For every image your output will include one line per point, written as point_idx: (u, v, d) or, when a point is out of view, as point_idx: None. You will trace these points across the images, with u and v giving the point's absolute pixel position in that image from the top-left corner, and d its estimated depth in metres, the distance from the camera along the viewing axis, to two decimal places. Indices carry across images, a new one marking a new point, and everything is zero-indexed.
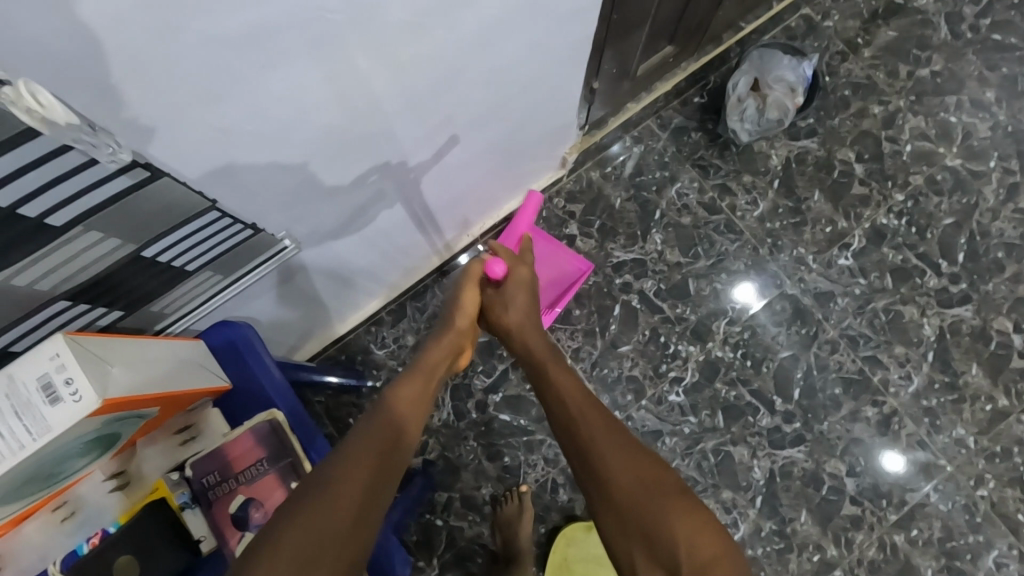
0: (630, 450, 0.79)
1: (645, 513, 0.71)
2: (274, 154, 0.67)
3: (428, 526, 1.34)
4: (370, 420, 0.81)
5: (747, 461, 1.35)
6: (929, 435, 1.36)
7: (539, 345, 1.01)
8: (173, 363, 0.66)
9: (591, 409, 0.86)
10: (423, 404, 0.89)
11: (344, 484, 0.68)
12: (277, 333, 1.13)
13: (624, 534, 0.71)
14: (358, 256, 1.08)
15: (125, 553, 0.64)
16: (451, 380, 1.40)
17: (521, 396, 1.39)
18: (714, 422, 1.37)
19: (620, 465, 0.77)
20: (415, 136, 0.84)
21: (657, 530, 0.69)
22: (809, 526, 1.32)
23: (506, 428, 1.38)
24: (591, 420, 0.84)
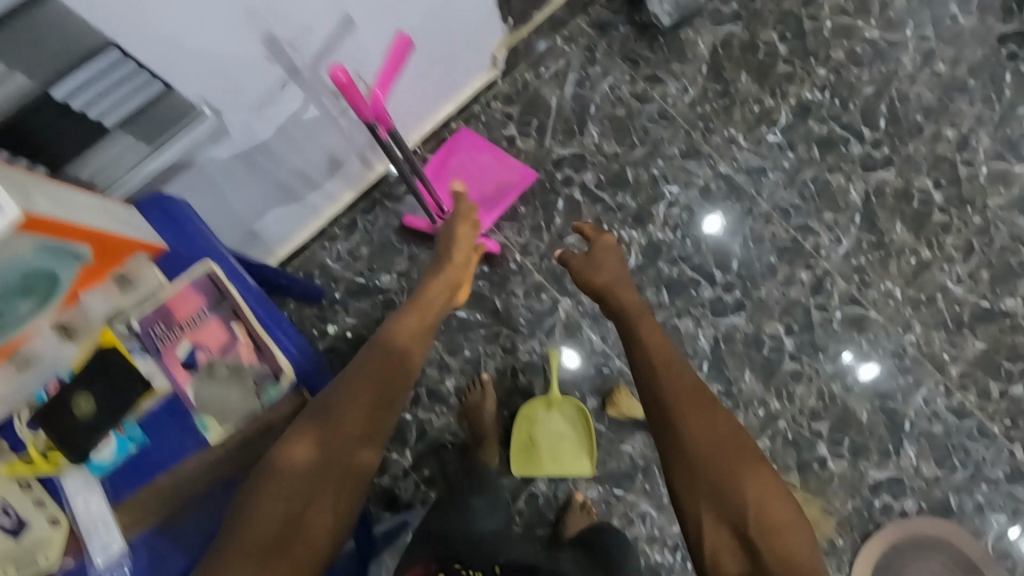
0: (710, 410, 0.94)
1: (718, 472, 0.87)
2: (184, 16, 0.74)
3: (399, 421, 1.42)
4: (371, 352, 0.87)
5: (692, 331, 1.44)
6: (859, 290, 1.45)
7: (622, 298, 1.16)
8: (107, 213, 0.72)
9: (671, 367, 1.01)
10: (420, 335, 0.93)
11: (346, 423, 0.77)
12: (234, 234, 1.20)
13: (692, 488, 0.87)
14: (299, 154, 1.13)
15: (82, 389, 0.71)
16: (407, 285, 1.46)
17: (476, 292, 1.46)
18: (660, 298, 1.45)
19: (693, 421, 0.93)
20: (329, 12, 0.90)
21: (730, 491, 0.85)
22: (753, 384, 1.42)
23: (464, 323, 1.45)
24: (669, 372, 1.00)
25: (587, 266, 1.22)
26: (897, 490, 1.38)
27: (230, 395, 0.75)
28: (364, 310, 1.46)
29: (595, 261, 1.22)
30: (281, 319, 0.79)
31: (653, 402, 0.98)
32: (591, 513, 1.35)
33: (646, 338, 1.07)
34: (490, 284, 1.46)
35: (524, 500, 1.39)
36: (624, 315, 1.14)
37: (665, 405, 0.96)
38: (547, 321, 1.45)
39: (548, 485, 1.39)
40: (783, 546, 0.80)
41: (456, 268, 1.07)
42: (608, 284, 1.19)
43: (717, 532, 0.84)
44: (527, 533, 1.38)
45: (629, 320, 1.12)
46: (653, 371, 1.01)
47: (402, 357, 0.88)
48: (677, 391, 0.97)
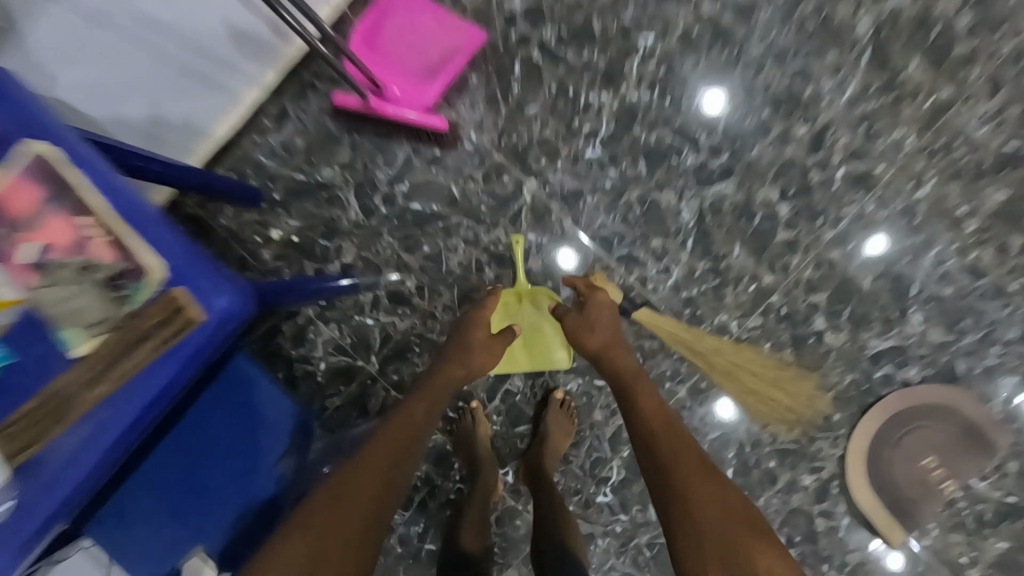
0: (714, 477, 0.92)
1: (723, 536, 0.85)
2: None
3: (361, 327, 1.33)
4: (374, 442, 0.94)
5: (675, 205, 1.28)
6: (865, 143, 1.26)
7: (607, 362, 1.10)
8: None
9: (669, 434, 0.99)
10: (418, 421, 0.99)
11: (342, 523, 0.82)
12: (125, 124, 1.04)
13: (699, 559, 0.84)
14: (175, 20, 0.96)
15: None
16: (352, 178, 1.31)
17: (429, 181, 1.30)
18: (637, 170, 1.28)
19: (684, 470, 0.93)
20: None
21: (737, 561, 0.82)
22: (743, 259, 1.28)
23: (420, 217, 1.31)
24: (665, 439, 0.98)
25: (584, 326, 1.12)
26: (900, 359, 1.28)
27: (83, 299, 0.66)
28: (308, 210, 1.32)
29: (591, 322, 1.12)
30: (156, 219, 0.67)
31: (652, 470, 0.97)
32: (570, 408, 1.29)
33: (639, 405, 1.04)
34: (444, 170, 1.30)
35: (500, 398, 1.32)
36: (624, 381, 1.08)
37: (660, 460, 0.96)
38: (512, 207, 1.30)
39: (525, 382, 1.32)
40: None
41: (466, 334, 1.11)
42: (599, 349, 1.11)
43: None
44: (506, 430, 1.33)
45: (623, 388, 1.07)
46: (651, 445, 0.98)
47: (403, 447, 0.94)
48: (676, 455, 0.96)
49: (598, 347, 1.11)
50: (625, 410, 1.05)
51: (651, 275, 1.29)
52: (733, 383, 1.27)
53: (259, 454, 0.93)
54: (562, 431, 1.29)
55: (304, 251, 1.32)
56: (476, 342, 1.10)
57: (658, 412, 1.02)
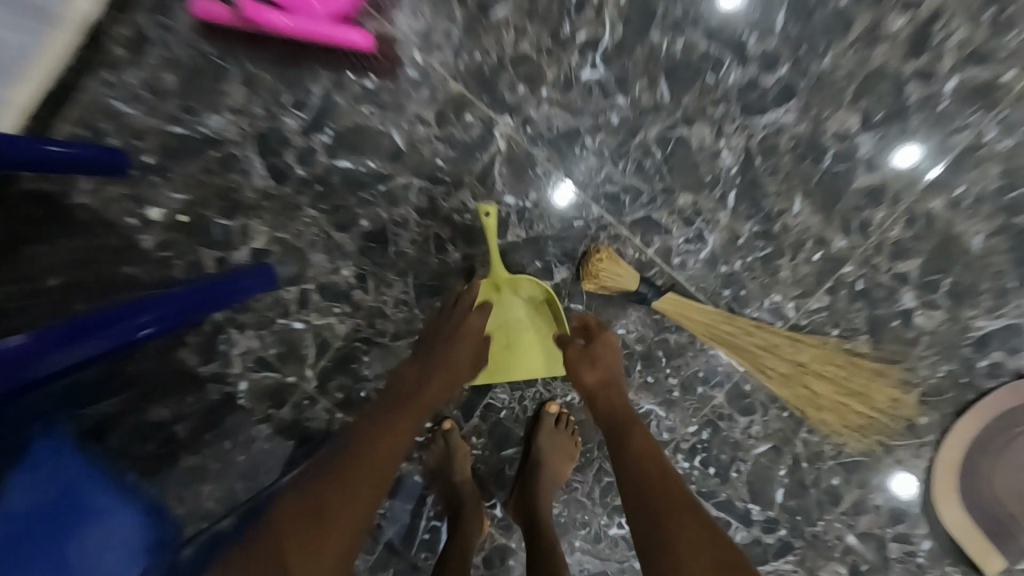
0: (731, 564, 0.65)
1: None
2: None
3: (288, 333, 0.99)
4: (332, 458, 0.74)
5: (710, 145, 0.90)
6: (992, 38, 0.86)
7: (603, 396, 0.85)
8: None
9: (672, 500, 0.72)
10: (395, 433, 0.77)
11: None
12: None
13: None
14: None
15: None
16: (252, 128, 0.92)
17: (361, 127, 0.92)
18: (656, 97, 0.89)
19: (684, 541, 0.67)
20: None
21: None
22: (806, 217, 0.92)
23: (353, 180, 0.93)
24: (667, 497, 0.72)
25: (585, 358, 0.87)
26: (1015, 343, 0.94)
27: None
28: (196, 178, 0.94)
29: (592, 356, 0.87)
30: None
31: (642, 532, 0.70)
32: (570, 425, 1.00)
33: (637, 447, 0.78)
34: (381, 110, 0.91)
35: (479, 416, 1.01)
36: (616, 425, 0.82)
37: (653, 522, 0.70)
38: (480, 158, 0.92)
39: (511, 394, 1.00)
40: None
41: (436, 351, 0.86)
42: (596, 387, 0.85)
43: None
44: (489, 455, 1.02)
45: (620, 429, 0.81)
46: (647, 504, 0.72)
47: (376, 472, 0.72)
48: (674, 525, 0.69)
49: (594, 382, 0.85)
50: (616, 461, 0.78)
51: (678, 246, 0.93)
52: (789, 388, 0.95)
53: (79, 574, 0.63)
54: (562, 454, 0.99)
55: (199, 236, 0.95)
56: (452, 364, 0.85)
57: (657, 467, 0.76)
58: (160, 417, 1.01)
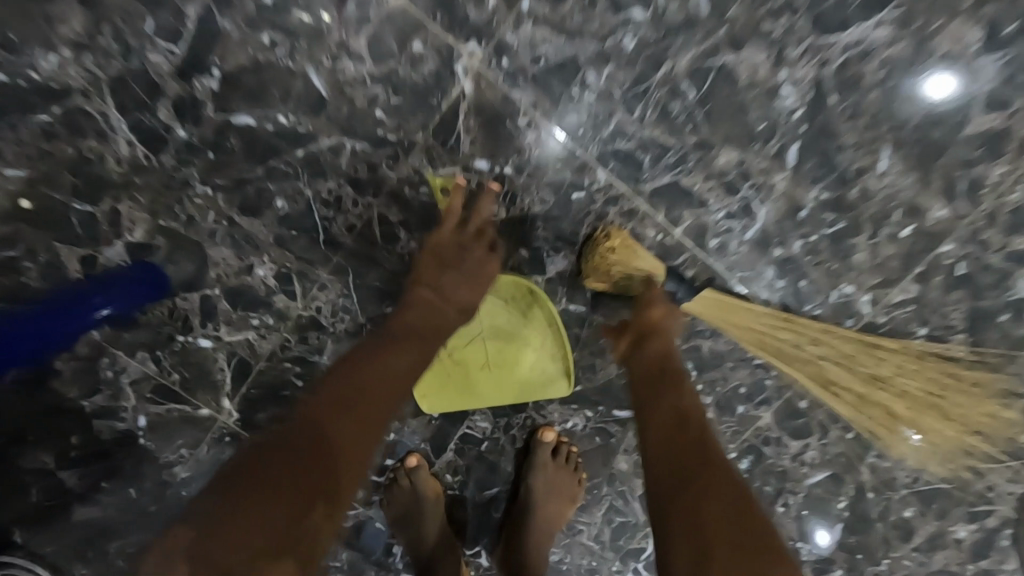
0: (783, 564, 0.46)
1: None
2: None
3: (192, 354, 0.74)
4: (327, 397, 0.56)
5: (765, 78, 0.63)
6: None
7: (653, 341, 0.63)
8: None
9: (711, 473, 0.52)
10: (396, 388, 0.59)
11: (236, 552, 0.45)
12: None
13: None
14: None
15: None
16: (104, 71, 0.63)
17: (261, 65, 0.63)
18: (687, 8, 0.60)
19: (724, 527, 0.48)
20: None
21: None
22: (896, 177, 0.66)
23: (259, 143, 0.66)
24: (707, 468, 0.53)
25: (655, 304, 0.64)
26: None
27: None
28: (35, 147, 0.66)
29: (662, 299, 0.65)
30: None
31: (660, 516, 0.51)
32: (572, 459, 0.76)
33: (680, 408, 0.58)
34: (289, 38, 0.62)
35: (455, 449, 0.78)
36: (658, 376, 0.61)
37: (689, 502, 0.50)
38: (438, 108, 0.65)
39: (494, 422, 0.77)
40: None
41: (450, 275, 0.65)
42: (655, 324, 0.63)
43: None
44: (468, 497, 0.79)
45: (672, 382, 0.60)
46: (679, 472, 0.53)
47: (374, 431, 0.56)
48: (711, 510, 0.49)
49: (656, 322, 0.63)
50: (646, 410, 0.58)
51: (715, 223, 0.68)
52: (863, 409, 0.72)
53: None
54: (561, 497, 0.76)
55: (53, 228, 0.69)
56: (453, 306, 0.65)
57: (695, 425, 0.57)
58: (40, 462, 0.75)
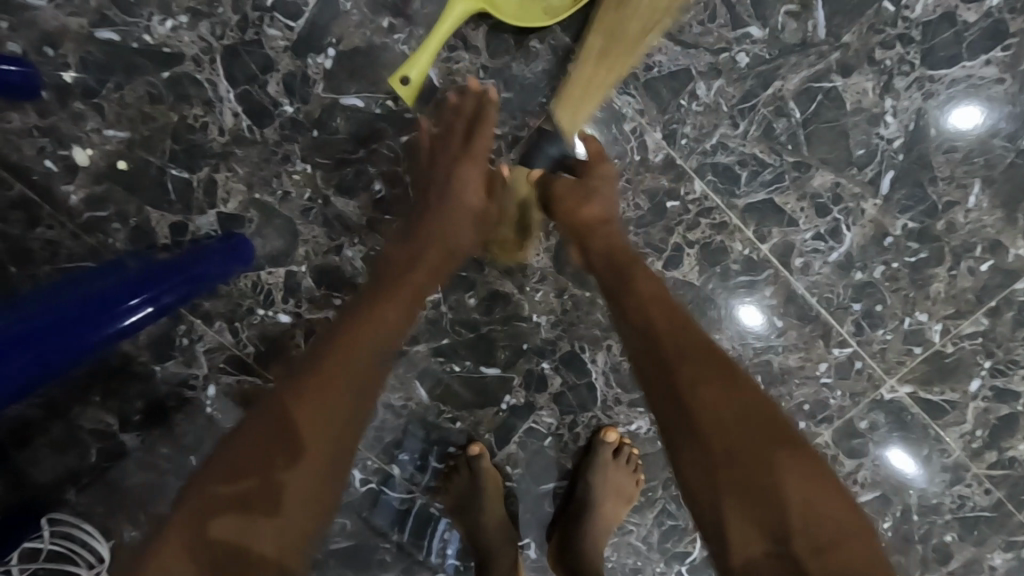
0: (792, 442, 0.50)
1: (835, 560, 0.44)
2: None
3: (269, 327, 0.74)
4: (271, 405, 0.50)
5: (870, 105, 0.64)
6: None
7: (597, 234, 0.62)
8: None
9: (692, 359, 0.52)
10: (361, 379, 0.51)
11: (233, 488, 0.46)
12: None
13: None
14: None
15: None
16: (219, 40, 0.64)
17: (379, 47, 0.65)
18: (805, 29, 0.63)
19: (727, 421, 0.50)
20: None
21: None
22: (983, 213, 0.67)
23: (366, 124, 0.67)
24: (684, 367, 0.52)
25: (575, 197, 0.62)
26: None
27: None
28: (139, 109, 0.66)
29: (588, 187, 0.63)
30: None
31: (671, 435, 0.51)
32: (633, 460, 0.77)
33: (639, 305, 0.56)
34: (408, 24, 0.64)
35: (518, 442, 0.79)
36: (618, 267, 0.60)
37: (682, 414, 0.51)
38: (547, 106, 0.66)
39: (560, 419, 0.77)
40: None
41: (431, 211, 0.62)
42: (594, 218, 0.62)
43: None
44: (525, 488, 0.81)
45: (621, 273, 0.59)
46: (666, 376, 0.52)
47: (338, 445, 0.49)
48: (702, 408, 0.50)
49: (593, 217, 0.62)
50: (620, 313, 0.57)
51: (802, 243, 0.69)
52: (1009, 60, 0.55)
53: None
54: (619, 495, 0.77)
55: (145, 191, 0.68)
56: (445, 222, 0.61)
57: (665, 312, 0.56)
58: (102, 423, 0.76)
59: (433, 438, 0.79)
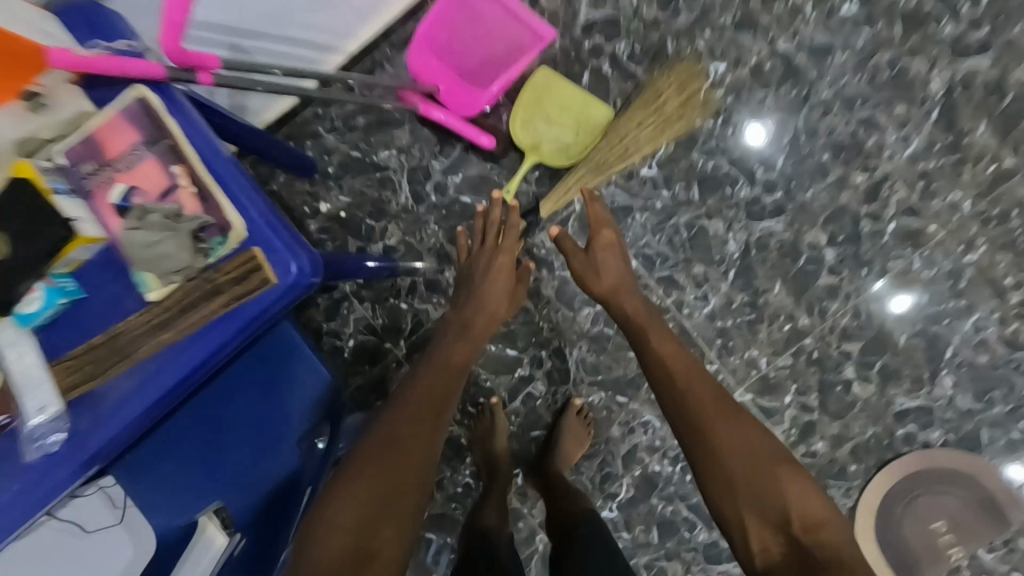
0: (739, 415, 0.93)
1: (776, 478, 0.86)
2: None
3: (394, 310, 1.33)
4: (377, 425, 0.91)
5: (722, 235, 1.29)
6: (921, 200, 1.26)
7: (626, 303, 1.11)
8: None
9: (686, 372, 1.00)
10: (423, 401, 0.95)
11: (370, 466, 0.85)
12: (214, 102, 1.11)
13: (732, 493, 0.88)
14: (281, 13, 1.03)
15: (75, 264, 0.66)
16: (408, 164, 1.33)
17: (484, 176, 1.32)
18: (689, 195, 1.29)
19: (709, 409, 0.94)
20: None
21: (769, 492, 0.86)
22: (783, 297, 1.28)
23: (469, 210, 1.32)
24: (692, 386, 0.97)
25: (590, 273, 1.14)
26: (924, 421, 1.27)
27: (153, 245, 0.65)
28: (359, 188, 1.33)
29: (596, 266, 1.14)
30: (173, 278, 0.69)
31: (689, 428, 0.94)
32: (588, 417, 1.29)
33: (656, 359, 1.03)
34: (499, 168, 1.32)
35: (521, 400, 1.33)
36: (635, 325, 1.09)
37: (690, 425, 0.94)
38: (560, 214, 1.31)
39: (548, 388, 1.32)
40: (823, 539, 0.81)
41: (473, 291, 1.12)
42: (608, 293, 1.12)
43: (761, 530, 0.85)
44: (522, 433, 1.33)
45: (633, 328, 1.09)
46: (677, 405, 0.97)
47: (408, 437, 0.88)
48: (700, 408, 0.95)
49: (611, 287, 1.12)
50: (647, 366, 1.04)
51: (688, 301, 1.29)
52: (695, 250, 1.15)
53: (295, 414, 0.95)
54: (577, 440, 1.27)
55: (349, 227, 1.33)
56: (488, 297, 1.11)
57: (676, 358, 1.02)
58: None
59: (472, 390, 1.33)
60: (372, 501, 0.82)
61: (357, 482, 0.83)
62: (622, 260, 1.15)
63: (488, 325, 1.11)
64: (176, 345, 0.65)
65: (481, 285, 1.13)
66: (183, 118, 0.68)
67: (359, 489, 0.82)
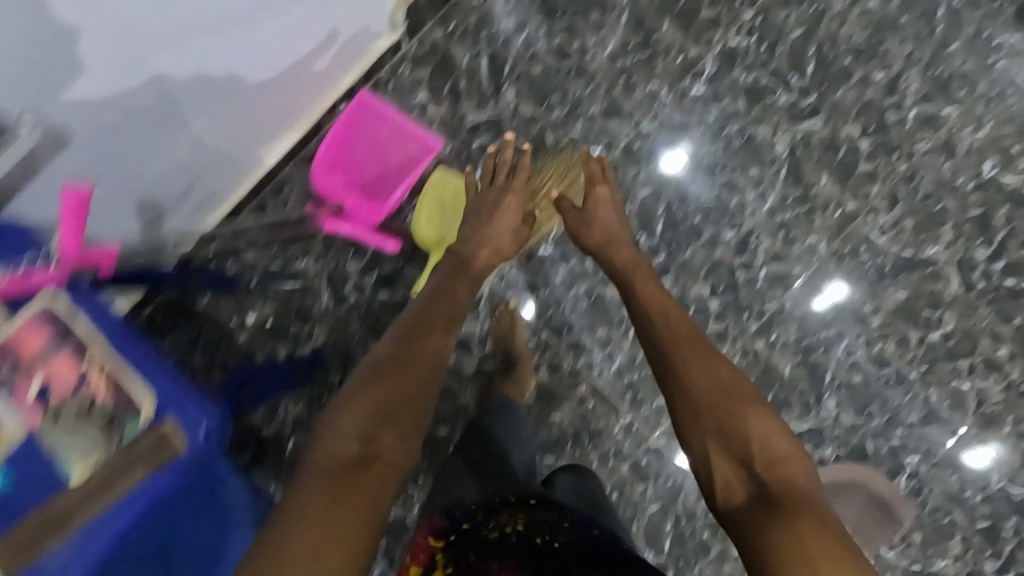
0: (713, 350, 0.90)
1: (749, 408, 0.81)
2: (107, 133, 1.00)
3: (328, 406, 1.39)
4: (385, 344, 0.86)
5: (617, 298, 1.43)
6: (783, 247, 1.43)
7: (615, 251, 1.16)
8: None
9: (672, 308, 0.98)
10: (433, 332, 0.91)
11: (371, 387, 0.79)
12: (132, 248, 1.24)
13: (698, 427, 0.81)
14: (178, 169, 1.18)
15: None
16: (325, 269, 1.43)
17: (397, 271, 1.42)
18: (584, 267, 1.43)
19: (688, 329, 0.94)
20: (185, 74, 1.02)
21: (735, 423, 0.79)
22: None
23: (387, 304, 1.41)
24: (674, 317, 0.96)
25: (578, 223, 1.21)
26: (817, 440, 1.43)
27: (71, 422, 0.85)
28: (282, 297, 1.42)
29: (591, 219, 1.21)
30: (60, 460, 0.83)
31: (673, 342, 0.92)
32: None
33: (644, 290, 1.03)
34: (410, 263, 1.42)
35: None
36: (626, 267, 1.12)
37: (679, 334, 0.92)
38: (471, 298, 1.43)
39: None
40: (786, 474, 0.75)
41: (480, 224, 1.16)
42: (601, 241, 1.18)
43: (724, 463, 0.78)
44: None
45: (624, 271, 1.11)
46: (665, 318, 0.96)
47: (417, 365, 0.84)
48: (682, 335, 0.92)
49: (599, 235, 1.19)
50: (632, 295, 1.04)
51: (597, 361, 1.42)
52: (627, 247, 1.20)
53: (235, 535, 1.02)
54: None
55: (276, 334, 1.41)
56: (498, 229, 1.15)
57: (660, 294, 1.03)
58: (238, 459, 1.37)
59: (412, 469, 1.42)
60: (369, 416, 0.77)
61: (359, 395, 0.79)
62: (615, 216, 1.22)
63: (492, 258, 1.13)
64: (111, 509, 0.82)
65: (492, 215, 1.17)
66: (85, 312, 0.91)
67: (363, 401, 0.78)
